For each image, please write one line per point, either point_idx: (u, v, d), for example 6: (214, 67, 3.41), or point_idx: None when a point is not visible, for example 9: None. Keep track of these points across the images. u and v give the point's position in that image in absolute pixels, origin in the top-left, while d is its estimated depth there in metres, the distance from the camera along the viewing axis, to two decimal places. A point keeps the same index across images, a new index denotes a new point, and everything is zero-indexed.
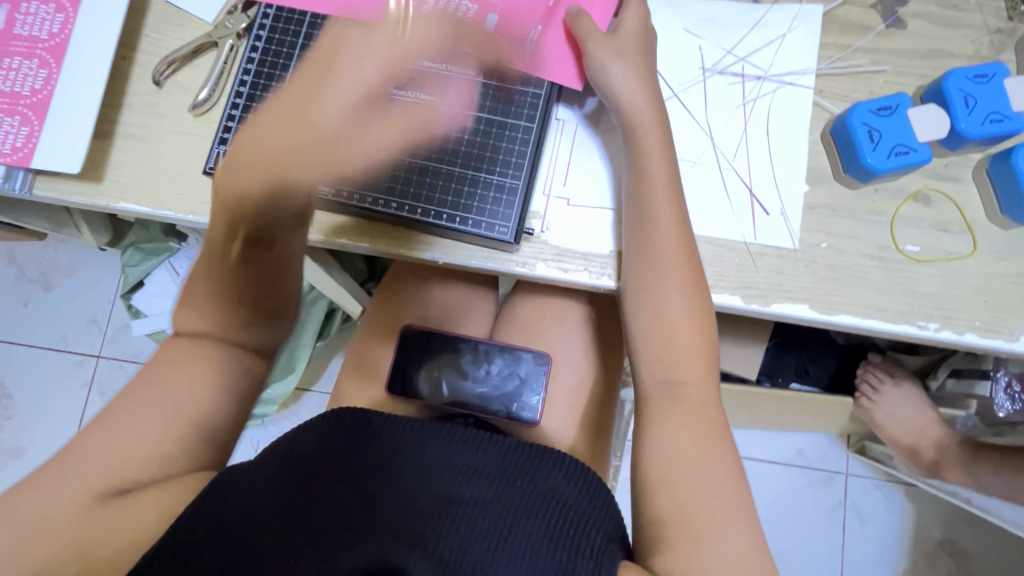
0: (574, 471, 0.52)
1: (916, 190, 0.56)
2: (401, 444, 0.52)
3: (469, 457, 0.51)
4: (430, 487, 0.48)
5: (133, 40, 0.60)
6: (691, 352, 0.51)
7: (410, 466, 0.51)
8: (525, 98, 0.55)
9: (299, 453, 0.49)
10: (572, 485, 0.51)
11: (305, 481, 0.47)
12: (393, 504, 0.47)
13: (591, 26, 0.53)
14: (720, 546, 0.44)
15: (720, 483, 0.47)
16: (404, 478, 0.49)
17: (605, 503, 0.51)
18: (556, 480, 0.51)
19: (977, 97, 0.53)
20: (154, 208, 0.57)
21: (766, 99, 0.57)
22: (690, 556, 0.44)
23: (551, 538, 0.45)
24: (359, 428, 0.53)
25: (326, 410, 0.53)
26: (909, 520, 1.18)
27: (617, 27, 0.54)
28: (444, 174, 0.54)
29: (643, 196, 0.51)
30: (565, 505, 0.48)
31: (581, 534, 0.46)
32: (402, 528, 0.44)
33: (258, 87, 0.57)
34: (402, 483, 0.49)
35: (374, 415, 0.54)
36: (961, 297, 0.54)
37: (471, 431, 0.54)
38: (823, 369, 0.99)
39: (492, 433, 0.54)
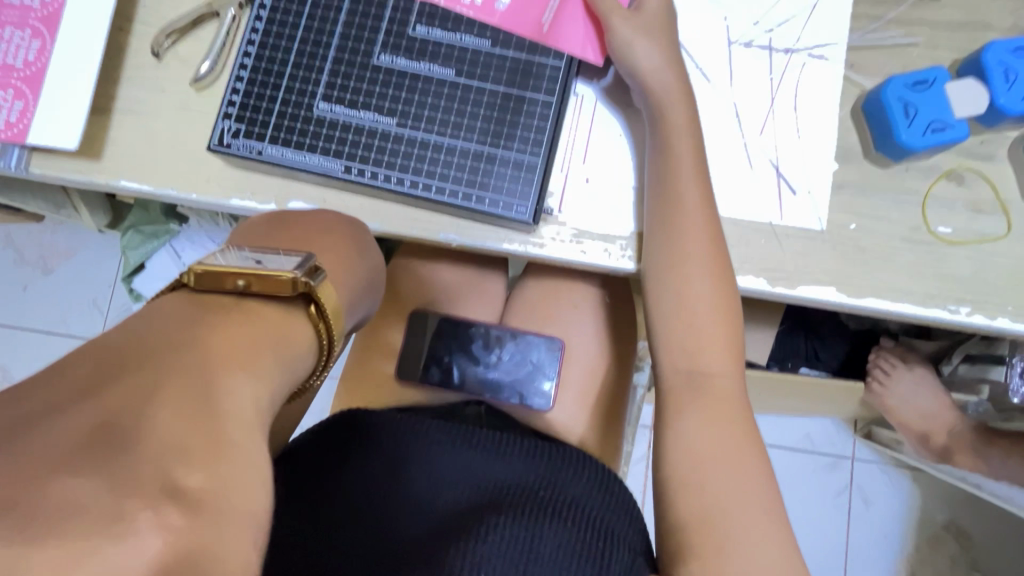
0: (592, 477, 0.54)
1: (949, 169, 0.54)
2: (419, 449, 0.53)
3: (489, 464, 0.52)
4: (453, 496, 0.50)
5: (130, 10, 0.57)
6: (715, 337, 0.49)
7: (431, 473, 0.51)
8: (544, 69, 0.52)
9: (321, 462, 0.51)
10: (591, 491, 0.52)
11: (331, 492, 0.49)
12: (417, 516, 0.48)
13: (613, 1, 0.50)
14: (747, 540, 0.43)
15: (744, 477, 0.45)
16: (425, 487, 0.50)
17: (627, 509, 0.53)
18: (577, 488, 0.52)
19: (1018, 71, 0.51)
20: (155, 187, 0.55)
21: (794, 73, 0.55)
22: (716, 552, 0.43)
23: (575, 549, 0.46)
24: (377, 436, 0.53)
25: (339, 412, 0.54)
26: (916, 504, 1.18)
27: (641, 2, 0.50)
28: (459, 151, 0.52)
29: (668, 175, 0.49)
30: (586, 513, 0.50)
31: (605, 543, 0.47)
32: (424, 541, 0.45)
33: (263, 59, 0.54)
34: (424, 492, 0.50)
35: (392, 419, 0.55)
36: (992, 280, 0.52)
37: (490, 435, 0.55)
38: (834, 353, 0.97)
39: (511, 438, 0.55)
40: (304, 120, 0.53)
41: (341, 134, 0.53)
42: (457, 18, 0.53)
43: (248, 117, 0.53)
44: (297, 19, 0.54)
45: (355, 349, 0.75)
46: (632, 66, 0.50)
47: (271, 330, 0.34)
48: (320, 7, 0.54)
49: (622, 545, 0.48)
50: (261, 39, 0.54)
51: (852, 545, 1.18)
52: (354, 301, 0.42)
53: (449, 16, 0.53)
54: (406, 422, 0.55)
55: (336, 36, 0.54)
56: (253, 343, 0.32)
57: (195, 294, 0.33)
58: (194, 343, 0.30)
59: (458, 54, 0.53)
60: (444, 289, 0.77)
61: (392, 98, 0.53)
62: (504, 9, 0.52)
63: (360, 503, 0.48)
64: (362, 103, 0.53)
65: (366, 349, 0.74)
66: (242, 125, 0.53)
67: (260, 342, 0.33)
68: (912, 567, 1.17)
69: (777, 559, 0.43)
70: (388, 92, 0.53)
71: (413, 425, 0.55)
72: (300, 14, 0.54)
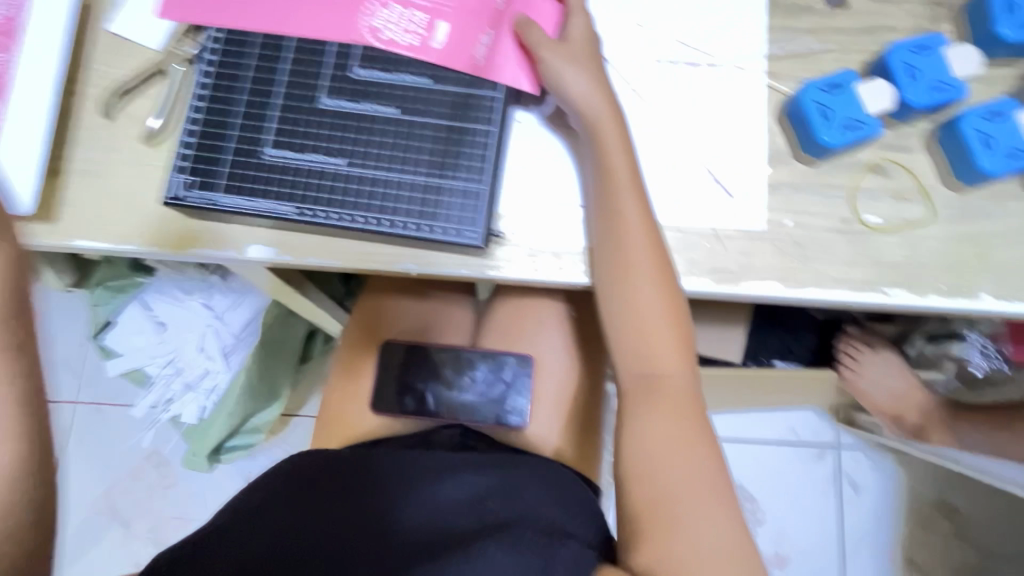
0: (550, 486, 0.57)
1: (872, 162, 0.57)
2: (386, 476, 0.57)
3: (450, 485, 0.56)
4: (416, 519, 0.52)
5: (79, 74, 0.59)
6: (665, 342, 0.51)
7: (396, 498, 0.55)
8: (483, 101, 0.55)
9: (289, 498, 0.55)
10: (549, 498, 0.56)
11: (296, 522, 0.52)
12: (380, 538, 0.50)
13: (541, 35, 0.53)
14: (697, 526, 0.45)
15: (696, 474, 0.47)
16: (390, 511, 0.53)
17: (587, 512, 0.56)
18: (535, 497, 0.55)
19: (921, 68, 0.55)
20: (114, 243, 0.56)
21: (721, 86, 0.58)
22: (667, 546, 0.44)
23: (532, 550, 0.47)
24: (347, 468, 0.58)
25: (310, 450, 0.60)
26: (901, 485, 1.20)
27: (566, 34, 0.54)
28: (408, 185, 0.54)
29: (606, 190, 0.52)
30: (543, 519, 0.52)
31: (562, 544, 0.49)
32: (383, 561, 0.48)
33: (211, 112, 0.56)
34: (389, 516, 0.53)
35: (360, 455, 0.60)
36: (923, 262, 0.55)
37: (451, 458, 0.59)
38: (805, 345, 0.99)
39: (470, 457, 0.59)
40: (255, 167, 0.55)
41: (291, 177, 0.54)
42: (396, 59, 0.55)
43: (201, 169, 0.55)
44: (242, 72, 0.56)
45: (334, 385, 0.76)
46: (564, 93, 0.53)
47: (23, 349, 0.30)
48: (264, 58, 0.56)
49: (579, 543, 0.50)
50: (209, 93, 0.56)
51: (846, 532, 1.19)
52: None
53: (387, 58, 0.55)
54: (373, 455, 0.60)
55: (281, 85, 0.56)
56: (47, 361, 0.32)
57: None
58: None
59: (400, 93, 0.55)
60: (416, 318, 0.78)
61: (339, 139, 0.55)
62: (440, 46, 0.55)
63: (325, 530, 0.51)
64: (310, 146, 0.55)
65: (344, 384, 0.76)
66: (195, 177, 0.54)
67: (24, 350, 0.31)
68: (906, 548, 1.18)
69: (732, 543, 0.45)
70: (335, 134, 0.55)
71: (382, 455, 0.59)
72: (245, 66, 0.56)
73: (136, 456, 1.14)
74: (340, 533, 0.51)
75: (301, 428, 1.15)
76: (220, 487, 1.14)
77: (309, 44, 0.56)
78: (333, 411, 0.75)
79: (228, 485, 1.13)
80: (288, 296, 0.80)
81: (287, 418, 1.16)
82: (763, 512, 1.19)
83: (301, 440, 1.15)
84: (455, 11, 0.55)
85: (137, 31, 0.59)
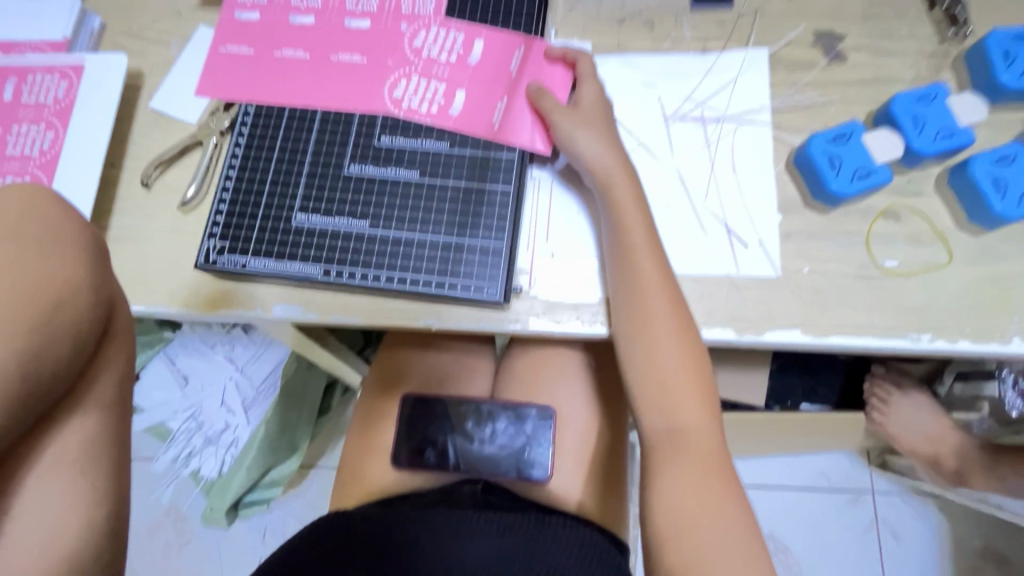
0: (574, 544, 0.57)
1: (885, 208, 0.58)
2: (407, 537, 0.56)
3: (472, 545, 0.55)
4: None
5: (122, 147, 0.63)
6: (688, 397, 0.50)
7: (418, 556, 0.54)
8: (500, 163, 0.57)
9: (309, 558, 0.54)
10: (573, 556, 0.55)
11: None
12: None
13: (553, 102, 0.56)
14: None
15: (728, 534, 0.46)
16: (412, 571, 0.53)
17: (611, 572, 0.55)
18: (559, 555, 0.55)
19: (925, 117, 0.56)
20: (147, 306, 0.58)
21: (729, 139, 0.60)
22: None
23: None
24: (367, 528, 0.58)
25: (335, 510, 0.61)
26: (946, 534, 1.14)
27: (576, 100, 0.57)
28: (429, 244, 0.56)
29: (622, 244, 0.53)
30: None
31: None
32: None
33: (244, 180, 0.59)
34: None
35: (381, 515, 0.59)
36: (946, 306, 0.55)
37: (473, 517, 0.58)
38: (831, 386, 0.97)
39: (492, 515, 0.58)
40: (284, 231, 0.57)
41: (318, 240, 0.56)
42: (416, 126, 0.58)
43: (232, 234, 0.57)
44: (273, 143, 0.60)
45: (354, 442, 0.76)
46: (578, 152, 0.55)
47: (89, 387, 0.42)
48: (294, 129, 0.60)
49: None
50: (241, 163, 0.59)
51: None
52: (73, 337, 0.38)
53: (409, 125, 0.59)
54: (393, 514, 0.59)
55: (310, 153, 0.59)
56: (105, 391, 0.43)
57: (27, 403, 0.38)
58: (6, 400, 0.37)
59: (420, 157, 0.58)
60: (435, 369, 0.78)
61: (363, 202, 0.57)
62: (458, 113, 0.58)
63: None
64: (336, 210, 0.57)
65: (364, 441, 0.76)
66: (227, 242, 0.57)
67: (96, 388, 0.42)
68: None
69: None
70: (359, 198, 0.57)
71: (402, 515, 0.59)
72: (276, 137, 0.60)
73: (155, 512, 1.14)
74: None
75: (319, 480, 1.15)
76: (237, 543, 1.12)
77: (335, 115, 0.60)
78: (354, 465, 0.75)
79: (246, 544, 1.12)
80: (310, 350, 0.81)
81: (305, 470, 1.15)
82: (798, 565, 1.14)
83: (319, 493, 1.14)
84: (472, 80, 0.59)
85: (177, 108, 0.63)
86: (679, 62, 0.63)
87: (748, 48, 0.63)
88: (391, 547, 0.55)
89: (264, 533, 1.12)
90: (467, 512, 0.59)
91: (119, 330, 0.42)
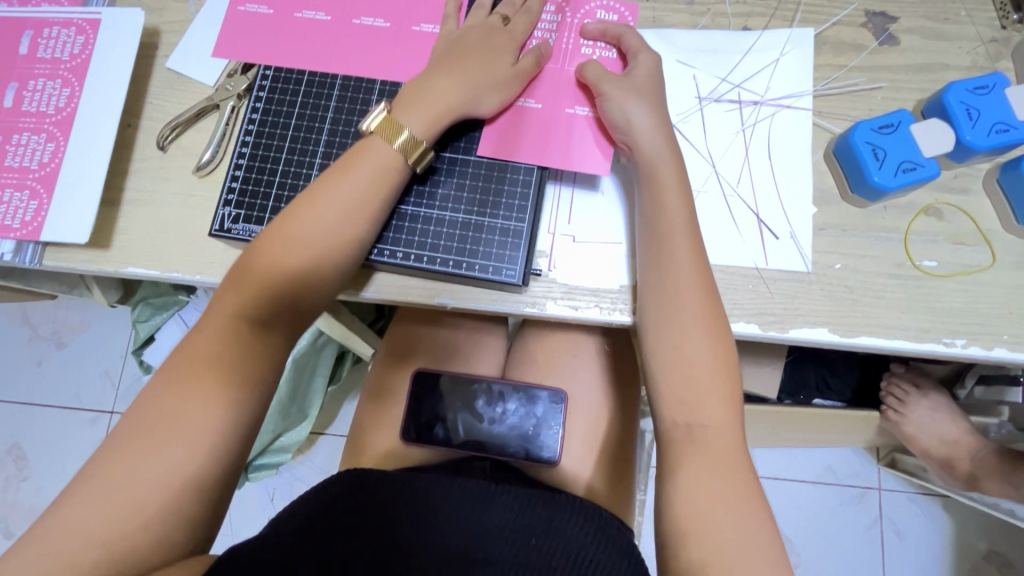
0: (586, 520, 0.55)
1: (927, 205, 0.55)
2: (414, 500, 0.54)
3: (482, 515, 0.53)
4: (449, 546, 0.49)
5: (137, 108, 0.62)
6: (713, 390, 0.48)
7: (430, 520, 0.52)
8: (530, 138, 0.55)
9: (313, 522, 0.50)
10: (583, 531, 0.54)
11: (322, 546, 0.47)
12: (417, 559, 0.48)
13: (598, 71, 0.54)
14: None
15: (750, 541, 0.43)
16: (421, 532, 0.50)
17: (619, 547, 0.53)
18: (571, 530, 0.53)
19: (980, 109, 0.52)
20: (161, 270, 0.57)
21: (765, 123, 0.57)
22: None
23: None
24: (372, 488, 0.55)
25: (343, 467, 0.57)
26: (950, 534, 1.13)
27: (629, 70, 0.54)
28: (448, 222, 0.55)
29: (659, 224, 0.51)
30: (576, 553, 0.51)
31: None
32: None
33: (260, 147, 0.58)
34: (423, 536, 0.50)
35: (385, 476, 0.57)
36: (984, 311, 0.52)
37: (483, 487, 0.56)
38: (845, 382, 0.95)
39: (503, 487, 0.56)
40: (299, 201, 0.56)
41: None
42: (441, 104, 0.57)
43: (247, 203, 0.57)
44: (291, 108, 0.58)
45: (363, 415, 0.76)
46: (631, 126, 0.52)
47: (359, 186, 0.50)
48: (312, 94, 0.59)
49: None
50: (257, 129, 0.58)
51: None
52: (337, 245, 0.50)
53: None
54: (398, 477, 0.56)
55: (328, 121, 0.58)
56: (315, 230, 0.49)
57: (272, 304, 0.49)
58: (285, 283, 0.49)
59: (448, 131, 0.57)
60: (446, 347, 0.77)
61: None
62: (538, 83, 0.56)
63: (361, 551, 0.47)
64: None
65: (373, 414, 0.75)
66: (242, 210, 0.56)
67: (340, 203, 0.50)
68: None
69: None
70: None
71: (407, 479, 0.57)
72: (293, 103, 0.58)
73: None
74: (377, 555, 0.47)
75: (327, 446, 1.17)
76: (247, 503, 1.15)
77: (355, 82, 0.58)
78: (362, 437, 0.75)
79: (255, 504, 1.15)
80: (323, 321, 0.80)
81: (314, 437, 1.17)
82: (799, 556, 1.14)
83: (328, 459, 1.17)
84: (570, 74, 0.56)
85: (194, 68, 0.62)
86: (718, 38, 0.59)
87: (792, 26, 0.59)
88: (405, 505, 0.53)
89: (273, 495, 1.15)
90: (481, 482, 0.57)
91: (317, 253, 0.49)
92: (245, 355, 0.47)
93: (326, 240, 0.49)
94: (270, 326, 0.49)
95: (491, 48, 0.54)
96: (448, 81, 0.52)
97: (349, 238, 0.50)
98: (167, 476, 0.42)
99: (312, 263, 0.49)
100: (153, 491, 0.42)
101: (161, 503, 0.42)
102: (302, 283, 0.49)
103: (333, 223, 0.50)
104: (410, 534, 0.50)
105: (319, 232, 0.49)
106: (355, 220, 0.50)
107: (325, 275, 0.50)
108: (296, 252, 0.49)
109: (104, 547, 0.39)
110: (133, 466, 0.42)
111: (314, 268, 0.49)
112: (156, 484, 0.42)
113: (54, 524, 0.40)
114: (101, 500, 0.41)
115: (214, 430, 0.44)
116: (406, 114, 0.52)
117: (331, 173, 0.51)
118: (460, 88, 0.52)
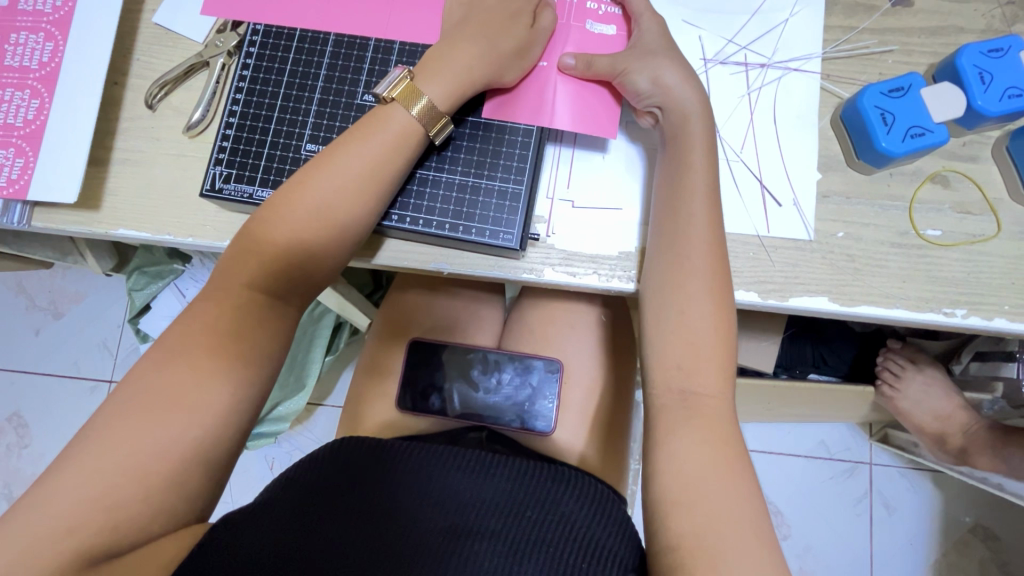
0: (584, 495, 0.55)
1: (934, 172, 0.54)
2: (412, 470, 0.54)
3: (479, 487, 0.53)
4: (444, 514, 0.50)
5: (124, 64, 0.59)
6: (711, 358, 0.47)
7: (426, 490, 0.52)
8: (531, 100, 0.54)
9: (311, 486, 0.50)
10: (579, 505, 0.54)
11: (321, 510, 0.48)
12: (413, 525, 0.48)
13: None
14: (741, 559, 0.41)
15: (741, 508, 0.43)
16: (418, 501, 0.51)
17: (615, 520, 0.54)
18: (567, 504, 0.53)
19: (993, 72, 0.51)
20: (153, 233, 0.56)
21: (771, 87, 0.56)
22: None
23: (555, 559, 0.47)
24: (372, 455, 0.55)
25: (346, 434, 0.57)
26: (938, 507, 1.15)
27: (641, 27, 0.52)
28: (444, 184, 0.54)
29: (678, 191, 0.50)
30: (572, 527, 0.51)
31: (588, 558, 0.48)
32: (413, 551, 0.46)
33: (252, 105, 0.56)
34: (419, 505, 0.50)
35: (387, 444, 0.57)
36: (986, 282, 0.52)
37: (482, 458, 0.56)
38: (842, 357, 0.95)
39: (502, 458, 0.56)
40: (292, 161, 0.55)
41: None
42: None
43: (238, 163, 0.55)
44: (283, 65, 0.57)
45: (360, 382, 0.76)
46: (655, 84, 0.51)
47: (372, 151, 0.49)
48: (304, 50, 0.57)
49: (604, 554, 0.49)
50: (248, 87, 0.57)
51: (877, 554, 1.14)
52: (351, 209, 0.48)
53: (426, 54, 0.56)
54: (399, 447, 0.57)
55: (321, 78, 0.56)
56: (320, 191, 0.48)
57: (281, 269, 0.48)
58: (294, 247, 0.48)
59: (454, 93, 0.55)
60: (444, 316, 0.77)
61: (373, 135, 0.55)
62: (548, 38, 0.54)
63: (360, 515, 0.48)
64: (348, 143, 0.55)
65: (369, 381, 0.75)
66: (233, 170, 0.55)
67: (350, 166, 0.48)
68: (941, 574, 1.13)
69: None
70: None
71: (408, 449, 0.57)
72: (285, 59, 0.57)
73: None
74: (374, 521, 0.48)
75: (325, 417, 1.18)
76: (246, 471, 1.16)
77: (349, 38, 0.56)
78: (358, 406, 0.75)
79: (254, 473, 1.16)
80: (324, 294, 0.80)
81: (311, 408, 1.18)
82: (788, 528, 1.16)
83: (326, 429, 1.17)
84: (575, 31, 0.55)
85: (182, 24, 0.59)
86: None
87: None
88: (406, 474, 0.54)
89: (271, 464, 1.16)
90: (483, 453, 0.57)
91: (326, 217, 0.48)
92: (235, 317, 0.46)
93: (340, 206, 0.48)
94: (262, 288, 0.48)
95: (493, 5, 0.52)
96: (454, 41, 0.51)
97: (357, 203, 0.48)
98: (161, 436, 0.42)
99: (323, 227, 0.48)
100: (143, 451, 0.41)
101: (155, 463, 0.41)
102: (306, 249, 0.48)
103: (348, 187, 0.48)
104: (406, 506, 0.50)
105: (326, 196, 0.48)
106: (371, 186, 0.49)
107: (331, 239, 0.48)
108: (306, 218, 0.48)
109: (96, 505, 0.39)
110: (127, 425, 0.42)
111: (325, 233, 0.48)
112: (149, 444, 0.42)
113: (50, 480, 0.40)
114: (93, 459, 0.40)
115: (207, 390, 0.44)
116: (427, 79, 0.50)
117: (348, 136, 0.50)
118: (460, 46, 0.51)
